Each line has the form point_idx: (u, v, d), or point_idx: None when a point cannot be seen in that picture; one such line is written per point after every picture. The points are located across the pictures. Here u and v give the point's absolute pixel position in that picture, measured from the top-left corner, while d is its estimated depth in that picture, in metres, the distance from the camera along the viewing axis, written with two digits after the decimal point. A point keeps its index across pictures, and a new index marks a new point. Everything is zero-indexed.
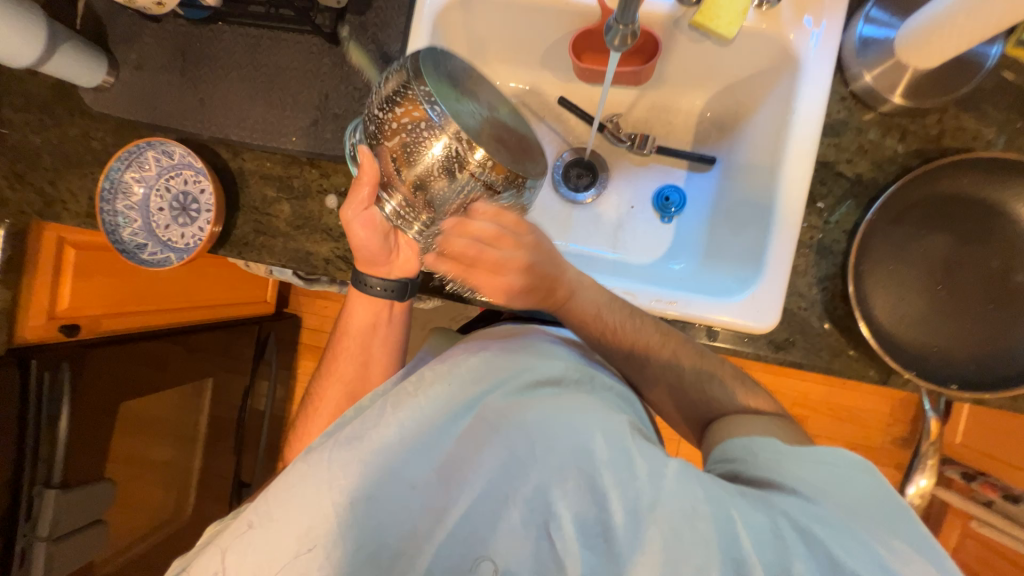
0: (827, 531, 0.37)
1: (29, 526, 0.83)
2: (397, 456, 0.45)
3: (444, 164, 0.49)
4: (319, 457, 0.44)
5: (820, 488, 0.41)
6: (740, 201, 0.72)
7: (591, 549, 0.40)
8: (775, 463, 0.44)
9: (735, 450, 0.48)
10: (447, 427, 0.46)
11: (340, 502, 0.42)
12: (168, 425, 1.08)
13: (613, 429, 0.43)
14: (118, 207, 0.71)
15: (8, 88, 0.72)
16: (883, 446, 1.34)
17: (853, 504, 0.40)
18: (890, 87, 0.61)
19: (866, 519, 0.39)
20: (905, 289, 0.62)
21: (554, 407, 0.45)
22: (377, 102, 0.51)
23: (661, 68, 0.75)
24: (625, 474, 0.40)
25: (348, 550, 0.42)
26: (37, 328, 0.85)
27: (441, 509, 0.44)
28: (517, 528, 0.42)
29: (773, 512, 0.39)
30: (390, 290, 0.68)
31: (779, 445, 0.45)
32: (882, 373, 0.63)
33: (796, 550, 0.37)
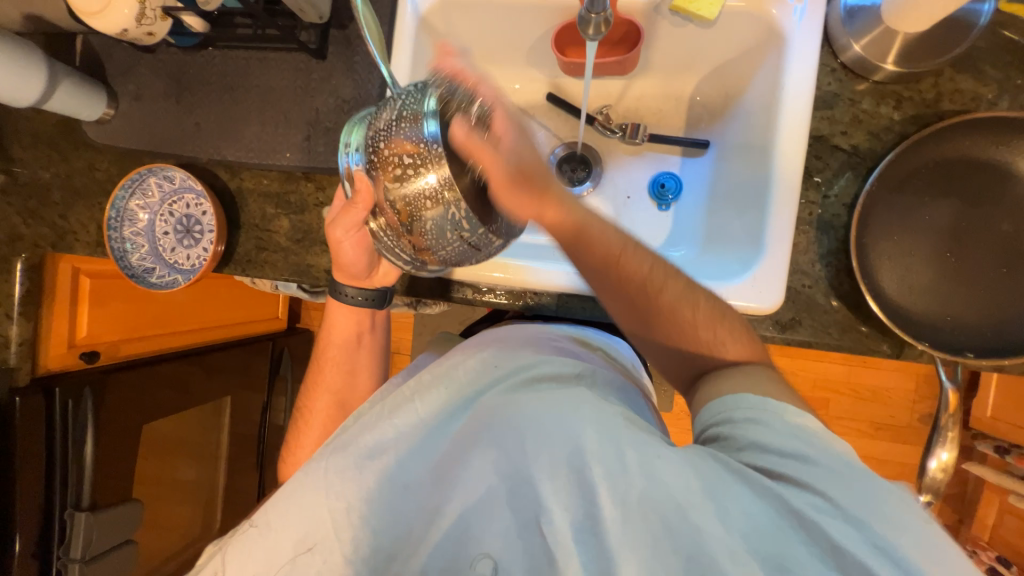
0: (825, 517, 0.35)
1: (62, 548, 0.85)
2: (394, 460, 0.46)
3: (428, 210, 0.45)
4: (318, 463, 0.46)
5: (818, 466, 0.38)
6: (738, 182, 0.71)
7: (583, 545, 0.39)
8: (755, 436, 0.41)
9: (713, 416, 0.45)
10: (442, 428, 0.48)
11: (337, 508, 0.44)
12: (190, 445, 1.12)
13: (606, 419, 0.42)
14: (125, 234, 0.74)
15: (17, 127, 0.75)
16: (910, 424, 1.30)
17: (855, 481, 0.36)
18: (880, 55, 0.60)
19: (866, 492, 0.36)
20: (913, 259, 0.61)
21: (545, 402, 0.45)
22: (381, 129, 0.46)
23: (647, 55, 0.74)
24: (615, 468, 0.39)
25: (346, 554, 0.43)
26: (59, 357, 0.87)
27: (434, 509, 0.44)
28: (507, 524, 0.42)
29: (768, 497, 0.37)
30: (369, 299, 0.68)
31: (754, 400, 0.43)
32: (895, 346, 0.62)
33: (792, 539, 0.35)
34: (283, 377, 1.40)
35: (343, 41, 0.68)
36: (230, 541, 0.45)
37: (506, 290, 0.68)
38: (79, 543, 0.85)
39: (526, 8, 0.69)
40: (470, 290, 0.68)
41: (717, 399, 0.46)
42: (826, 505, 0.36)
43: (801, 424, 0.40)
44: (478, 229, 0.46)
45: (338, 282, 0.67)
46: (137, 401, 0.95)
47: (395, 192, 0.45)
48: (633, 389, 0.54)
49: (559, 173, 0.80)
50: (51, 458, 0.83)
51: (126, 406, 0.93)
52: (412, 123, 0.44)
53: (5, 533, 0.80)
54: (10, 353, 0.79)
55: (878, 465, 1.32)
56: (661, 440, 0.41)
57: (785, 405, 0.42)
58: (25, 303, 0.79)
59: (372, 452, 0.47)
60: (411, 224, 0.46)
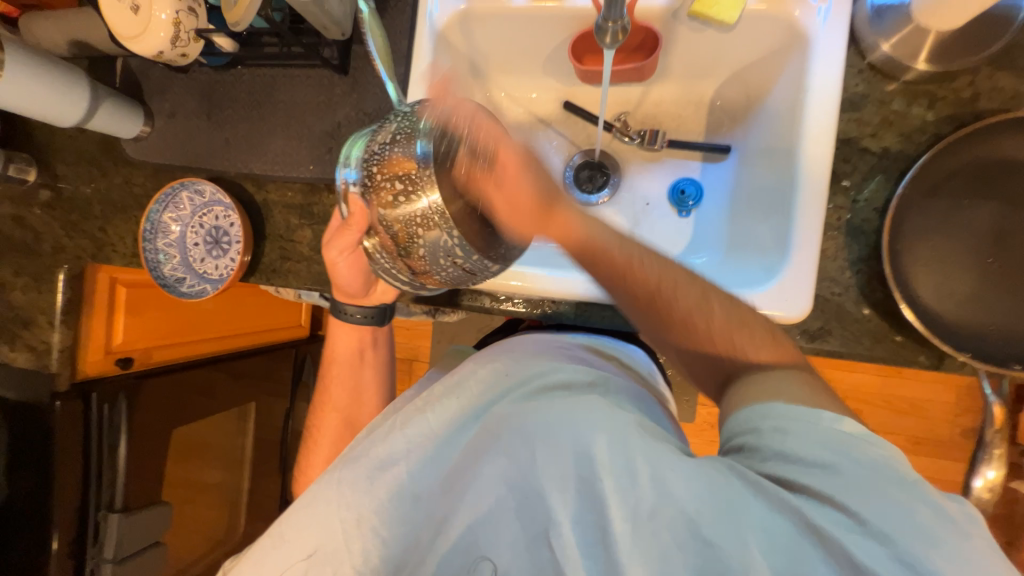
0: (844, 532, 0.34)
1: (96, 548, 0.88)
2: (404, 471, 0.46)
3: (424, 234, 0.46)
4: (332, 474, 0.47)
5: (838, 475, 0.36)
6: (761, 187, 0.70)
7: (591, 559, 0.39)
8: (781, 442, 0.38)
9: (737, 425, 0.41)
10: (453, 438, 0.48)
11: (348, 519, 0.44)
12: (215, 449, 1.16)
13: (617, 430, 0.41)
14: (159, 245, 0.77)
15: (62, 145, 0.80)
16: (951, 439, 1.23)
17: (879, 492, 0.34)
18: (912, 54, 0.58)
19: (888, 501, 0.34)
20: (951, 266, 0.58)
21: (556, 412, 0.44)
22: (373, 152, 0.47)
23: (665, 61, 0.74)
24: (625, 481, 0.38)
25: (357, 565, 0.44)
26: (96, 363, 0.90)
27: (443, 520, 0.44)
28: (516, 538, 0.41)
29: (787, 513, 0.35)
30: (369, 317, 0.69)
31: (781, 408, 0.39)
32: (933, 357, 0.59)
33: (811, 557, 0.34)
34: (305, 383, 1.42)
35: (364, 56, 0.70)
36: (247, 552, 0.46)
37: (523, 298, 0.67)
38: (111, 543, 0.88)
39: (542, 18, 0.70)
40: (489, 298, 0.67)
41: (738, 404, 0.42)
42: (851, 522, 0.34)
43: (833, 432, 0.37)
44: (473, 255, 0.47)
45: (338, 301, 0.68)
46: (170, 406, 1.00)
47: (390, 215, 0.47)
48: (646, 393, 0.52)
49: (577, 180, 0.79)
50: (87, 460, 0.86)
51: (157, 411, 0.97)
52: (406, 144, 0.46)
53: (44, 533, 0.83)
54: (53, 359, 0.82)
55: None
56: (677, 450, 0.39)
57: (817, 412, 0.38)
58: (65, 313, 0.82)
59: (383, 464, 0.47)
60: (409, 248, 0.48)
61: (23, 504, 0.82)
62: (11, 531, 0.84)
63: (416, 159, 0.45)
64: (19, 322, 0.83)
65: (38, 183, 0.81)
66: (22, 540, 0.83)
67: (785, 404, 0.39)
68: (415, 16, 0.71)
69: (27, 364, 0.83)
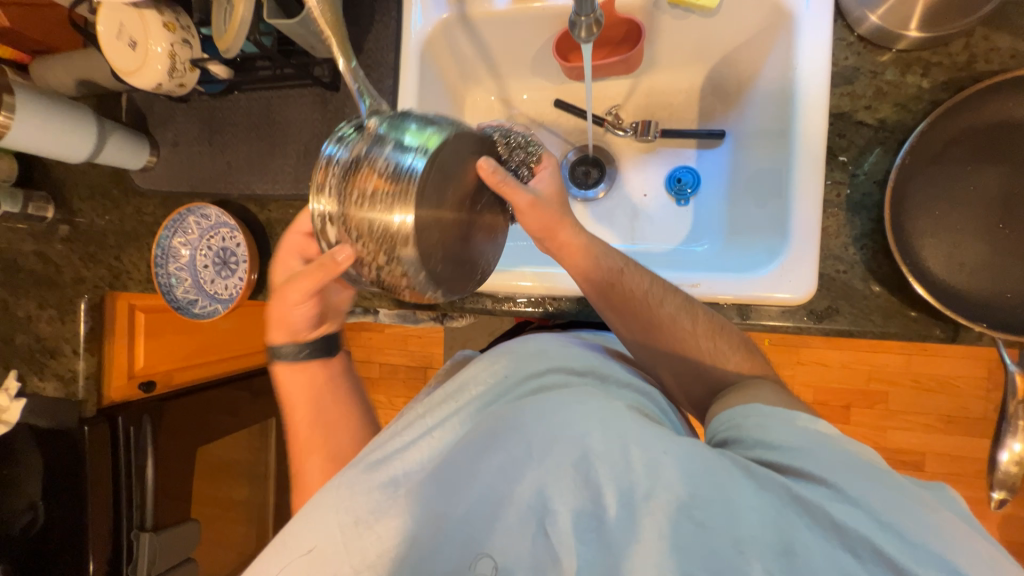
0: (829, 500, 0.35)
1: (131, 567, 0.90)
2: (402, 468, 0.47)
3: (398, 259, 0.42)
4: (335, 479, 0.47)
5: (808, 453, 0.38)
6: (758, 169, 0.69)
7: (586, 543, 0.38)
8: (761, 429, 0.40)
9: (721, 424, 0.44)
10: (451, 437, 0.48)
11: (344, 522, 0.45)
12: (239, 466, 1.20)
13: (612, 419, 0.41)
14: (170, 269, 0.80)
15: (77, 181, 0.84)
16: (985, 416, 1.19)
17: (847, 463, 0.37)
18: (901, 22, 0.56)
19: (858, 472, 0.36)
20: (959, 234, 0.56)
21: (551, 405, 0.44)
22: (360, 158, 0.42)
23: (651, 51, 0.74)
24: (620, 466, 0.38)
25: (355, 567, 0.44)
26: (121, 388, 0.93)
27: (440, 516, 0.44)
28: (514, 529, 0.41)
29: (774, 488, 0.36)
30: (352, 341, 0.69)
31: (763, 408, 0.42)
32: (948, 329, 0.57)
33: (801, 527, 0.34)
34: None
35: None
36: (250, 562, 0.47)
37: (527, 297, 0.67)
38: (144, 561, 0.91)
39: (526, 19, 0.70)
40: (500, 302, 0.68)
41: (724, 406, 0.46)
42: (830, 491, 0.35)
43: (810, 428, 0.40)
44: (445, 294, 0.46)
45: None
46: (191, 426, 1.04)
47: (365, 236, 0.42)
48: (652, 390, 0.53)
49: (573, 177, 0.80)
50: (117, 482, 0.89)
51: (177, 431, 1.00)
52: (394, 156, 0.41)
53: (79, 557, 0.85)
54: (79, 387, 0.86)
55: (952, 463, 1.21)
56: (668, 433, 0.40)
57: (793, 413, 0.41)
58: (89, 340, 0.85)
59: (380, 462, 0.48)
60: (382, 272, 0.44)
61: (59, 528, 0.85)
62: (49, 556, 0.86)
63: (398, 176, 0.40)
64: (46, 352, 0.86)
65: (57, 219, 0.84)
66: (60, 565, 0.86)
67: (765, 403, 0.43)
68: (400, 27, 0.71)
69: (55, 394, 0.86)
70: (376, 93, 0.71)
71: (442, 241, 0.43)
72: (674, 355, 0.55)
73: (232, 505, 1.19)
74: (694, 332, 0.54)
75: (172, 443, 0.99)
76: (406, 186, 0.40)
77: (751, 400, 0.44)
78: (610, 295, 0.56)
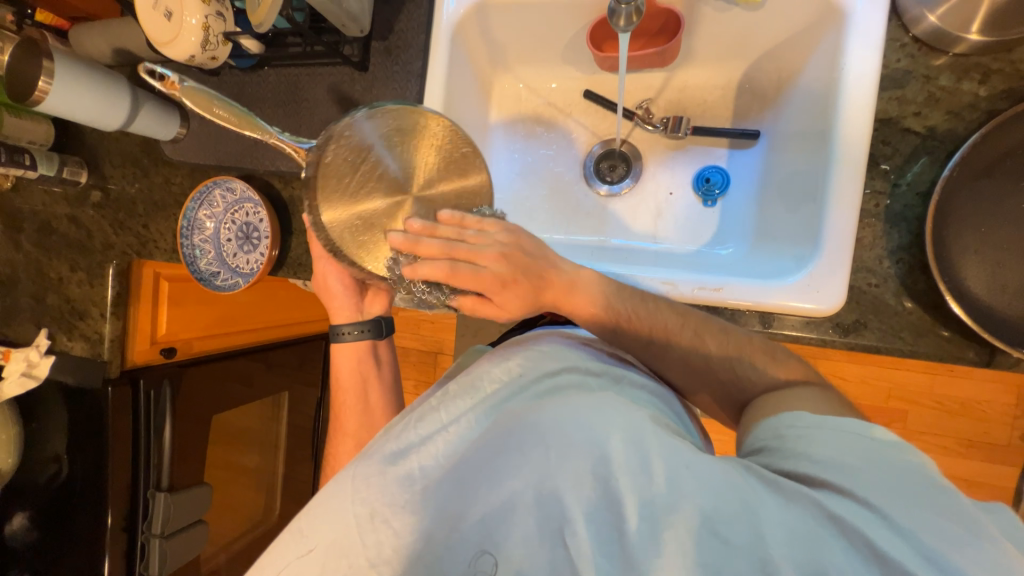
0: (868, 524, 0.34)
1: (147, 523, 0.95)
2: (419, 463, 0.47)
3: None
4: (348, 472, 0.48)
5: (859, 472, 0.36)
6: (792, 173, 0.66)
7: (605, 554, 0.38)
8: (803, 442, 0.40)
9: (766, 433, 0.44)
10: (466, 433, 0.48)
11: (362, 513, 0.45)
12: (252, 435, 1.23)
13: (633, 428, 0.40)
14: (195, 241, 0.81)
15: (110, 147, 0.85)
16: (1010, 444, 1.14)
17: (896, 485, 0.35)
18: (963, 24, 0.52)
19: (909, 499, 0.34)
20: (1005, 254, 0.53)
21: (569, 408, 0.43)
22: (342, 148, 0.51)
23: (688, 44, 0.71)
24: (641, 478, 0.38)
25: (370, 558, 0.44)
26: (144, 352, 0.96)
27: (456, 517, 0.43)
28: (532, 536, 0.40)
29: (805, 503, 0.35)
30: (363, 331, 0.71)
31: (809, 419, 0.42)
32: (984, 353, 0.55)
33: (834, 548, 0.34)
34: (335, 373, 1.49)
35: (383, 53, 0.71)
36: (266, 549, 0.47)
37: None
38: (158, 520, 0.95)
39: (562, 5, 0.68)
40: None
41: (765, 419, 0.46)
42: (871, 514, 0.34)
43: (859, 439, 0.39)
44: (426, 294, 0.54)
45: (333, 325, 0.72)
46: (208, 394, 1.07)
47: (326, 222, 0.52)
48: (666, 390, 0.53)
49: (597, 171, 0.78)
50: (137, 443, 0.92)
51: (195, 397, 1.03)
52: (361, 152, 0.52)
53: (99, 510, 0.90)
54: (104, 348, 0.88)
55: (967, 488, 1.17)
56: (687, 445, 0.40)
57: (843, 421, 0.40)
58: (116, 304, 0.87)
59: (396, 455, 0.48)
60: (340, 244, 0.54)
61: (81, 482, 0.89)
62: (70, 508, 0.90)
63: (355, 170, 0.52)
64: (75, 313, 0.89)
65: (90, 184, 0.87)
66: (81, 516, 0.90)
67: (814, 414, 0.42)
68: (432, 9, 0.69)
69: (82, 354, 0.89)
70: (404, 75, 0.70)
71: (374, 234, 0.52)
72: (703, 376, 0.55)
73: (243, 473, 1.23)
74: (708, 358, 0.55)
75: (190, 410, 1.02)
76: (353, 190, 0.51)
77: (797, 409, 0.44)
78: (604, 321, 0.56)
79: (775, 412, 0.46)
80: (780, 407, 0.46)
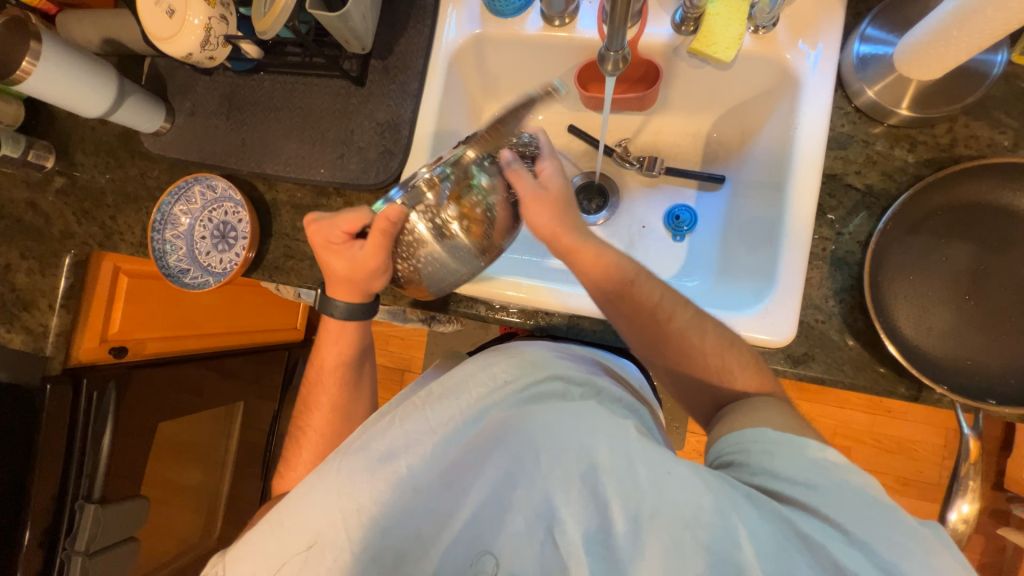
0: (834, 543, 0.35)
1: (69, 539, 0.87)
2: (406, 463, 0.46)
3: (395, 259, 0.57)
4: (330, 467, 0.46)
5: (820, 491, 0.38)
6: (751, 218, 0.73)
7: (594, 557, 0.39)
8: (767, 457, 0.42)
9: (729, 445, 0.45)
10: (455, 437, 0.47)
11: (348, 509, 0.43)
12: (200, 449, 1.17)
13: (619, 435, 0.42)
14: (166, 236, 0.79)
15: (83, 135, 0.83)
16: (939, 482, 1.23)
17: (860, 501, 0.37)
18: (895, 100, 0.62)
19: (864, 517, 0.36)
20: (929, 301, 0.60)
21: (558, 416, 0.46)
22: (449, 214, 0.51)
23: (664, 94, 0.78)
24: (627, 484, 0.39)
25: (356, 552, 0.43)
26: (91, 350, 0.90)
27: (447, 514, 0.45)
28: (521, 532, 0.42)
29: (776, 520, 0.37)
30: (355, 312, 0.66)
31: (772, 434, 0.43)
32: (913, 389, 0.60)
33: (798, 561, 0.35)
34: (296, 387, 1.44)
35: (382, 72, 0.74)
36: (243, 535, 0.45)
37: (518, 308, 0.68)
38: (84, 536, 0.86)
39: (553, 47, 0.74)
40: (493, 310, 0.69)
41: (732, 428, 0.47)
42: (834, 532, 0.36)
43: (818, 458, 0.40)
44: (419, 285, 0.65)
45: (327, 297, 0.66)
46: (154, 400, 1.00)
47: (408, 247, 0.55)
48: (638, 403, 0.56)
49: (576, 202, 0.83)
50: (71, 448, 0.85)
51: (141, 402, 0.96)
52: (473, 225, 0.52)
53: (16, 521, 0.81)
54: (48, 343, 0.83)
55: None
56: (671, 455, 0.41)
57: (803, 441, 0.42)
58: (67, 297, 0.83)
59: (383, 455, 0.46)
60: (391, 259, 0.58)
61: None
62: None
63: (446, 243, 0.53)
64: (19, 304, 0.84)
65: (55, 170, 0.83)
66: None
67: (776, 428, 0.43)
68: (432, 36, 0.74)
69: (22, 347, 0.84)
70: (400, 94, 0.73)
71: (410, 270, 0.57)
72: (677, 374, 0.58)
73: (184, 489, 1.15)
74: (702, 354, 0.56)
75: (133, 418, 0.95)
76: (421, 239, 0.54)
77: (760, 424, 0.45)
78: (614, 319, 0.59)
79: (748, 423, 0.46)
80: (745, 419, 0.46)
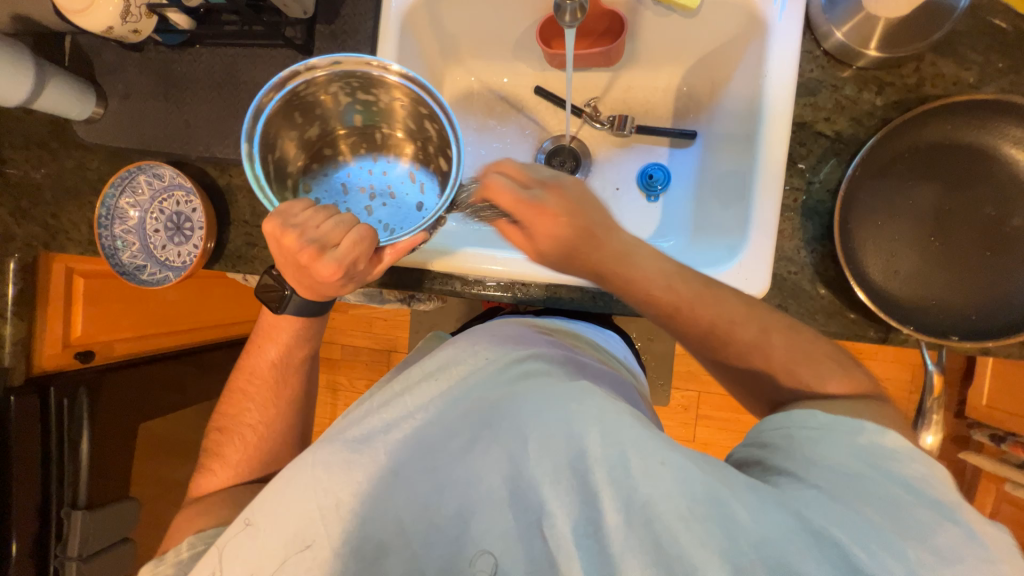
0: (849, 532, 0.37)
1: (60, 546, 0.85)
2: (385, 449, 0.45)
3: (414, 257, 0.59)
4: (306, 458, 0.45)
5: (854, 475, 0.41)
6: (724, 172, 0.72)
7: (585, 553, 0.39)
8: (813, 441, 0.44)
9: (778, 426, 0.48)
10: (438, 423, 0.47)
11: (325, 505, 0.43)
12: (187, 446, 1.18)
13: (611, 423, 0.43)
14: (115, 231, 0.74)
15: (8, 127, 0.76)
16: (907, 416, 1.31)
17: (874, 484, 0.40)
18: (863, 40, 0.60)
19: (889, 502, 0.39)
20: (896, 245, 0.61)
21: (544, 400, 0.46)
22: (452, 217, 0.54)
23: (632, 47, 0.75)
24: (620, 474, 0.40)
25: (335, 548, 0.42)
26: (53, 357, 0.86)
27: (433, 512, 0.43)
28: (510, 530, 0.41)
29: (791, 511, 0.38)
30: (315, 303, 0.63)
31: (823, 419, 0.46)
32: (881, 331, 0.62)
33: (806, 545, 0.36)
34: None
35: (329, 37, 0.68)
36: (228, 534, 0.45)
37: (496, 281, 0.67)
38: (75, 542, 0.85)
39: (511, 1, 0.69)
40: (470, 285, 0.67)
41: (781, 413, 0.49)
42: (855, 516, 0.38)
43: (862, 448, 0.43)
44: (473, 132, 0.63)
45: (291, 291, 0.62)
46: (130, 401, 0.97)
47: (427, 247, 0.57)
48: (622, 378, 0.56)
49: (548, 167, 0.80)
50: (47, 457, 0.83)
51: (116, 405, 0.94)
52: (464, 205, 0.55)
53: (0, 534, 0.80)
54: (5, 353, 0.79)
55: None
56: (666, 443, 0.42)
57: (862, 427, 0.44)
58: (18, 304, 0.78)
59: (361, 443, 0.45)
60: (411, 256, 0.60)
61: None
62: None
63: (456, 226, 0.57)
64: None
65: None
66: None
67: (827, 415, 0.46)
68: None
69: None
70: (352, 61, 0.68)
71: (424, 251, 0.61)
72: None
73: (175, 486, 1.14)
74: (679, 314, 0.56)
75: (111, 421, 0.93)
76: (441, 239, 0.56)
77: (812, 410, 0.47)
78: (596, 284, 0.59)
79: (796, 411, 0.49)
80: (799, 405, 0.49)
